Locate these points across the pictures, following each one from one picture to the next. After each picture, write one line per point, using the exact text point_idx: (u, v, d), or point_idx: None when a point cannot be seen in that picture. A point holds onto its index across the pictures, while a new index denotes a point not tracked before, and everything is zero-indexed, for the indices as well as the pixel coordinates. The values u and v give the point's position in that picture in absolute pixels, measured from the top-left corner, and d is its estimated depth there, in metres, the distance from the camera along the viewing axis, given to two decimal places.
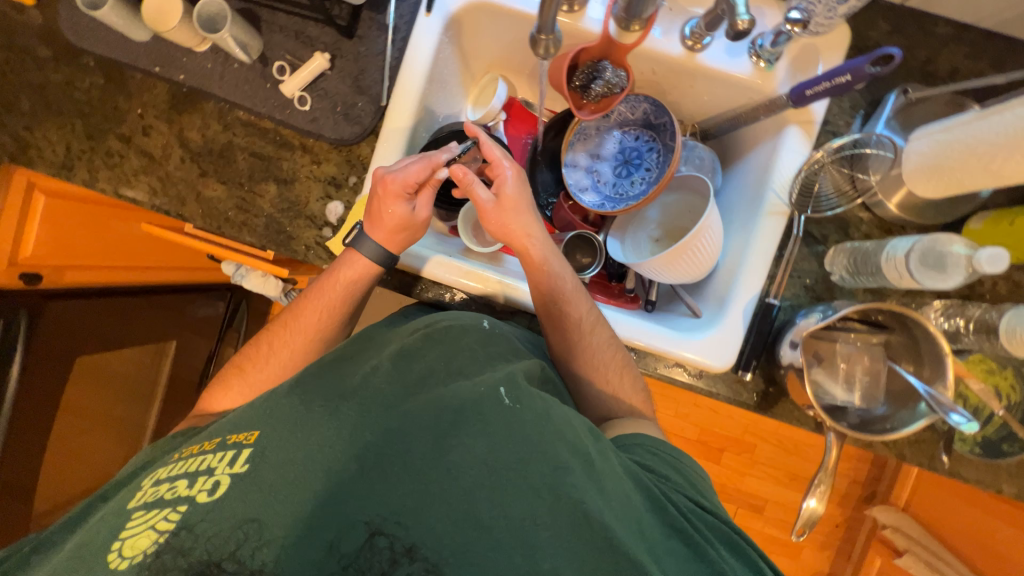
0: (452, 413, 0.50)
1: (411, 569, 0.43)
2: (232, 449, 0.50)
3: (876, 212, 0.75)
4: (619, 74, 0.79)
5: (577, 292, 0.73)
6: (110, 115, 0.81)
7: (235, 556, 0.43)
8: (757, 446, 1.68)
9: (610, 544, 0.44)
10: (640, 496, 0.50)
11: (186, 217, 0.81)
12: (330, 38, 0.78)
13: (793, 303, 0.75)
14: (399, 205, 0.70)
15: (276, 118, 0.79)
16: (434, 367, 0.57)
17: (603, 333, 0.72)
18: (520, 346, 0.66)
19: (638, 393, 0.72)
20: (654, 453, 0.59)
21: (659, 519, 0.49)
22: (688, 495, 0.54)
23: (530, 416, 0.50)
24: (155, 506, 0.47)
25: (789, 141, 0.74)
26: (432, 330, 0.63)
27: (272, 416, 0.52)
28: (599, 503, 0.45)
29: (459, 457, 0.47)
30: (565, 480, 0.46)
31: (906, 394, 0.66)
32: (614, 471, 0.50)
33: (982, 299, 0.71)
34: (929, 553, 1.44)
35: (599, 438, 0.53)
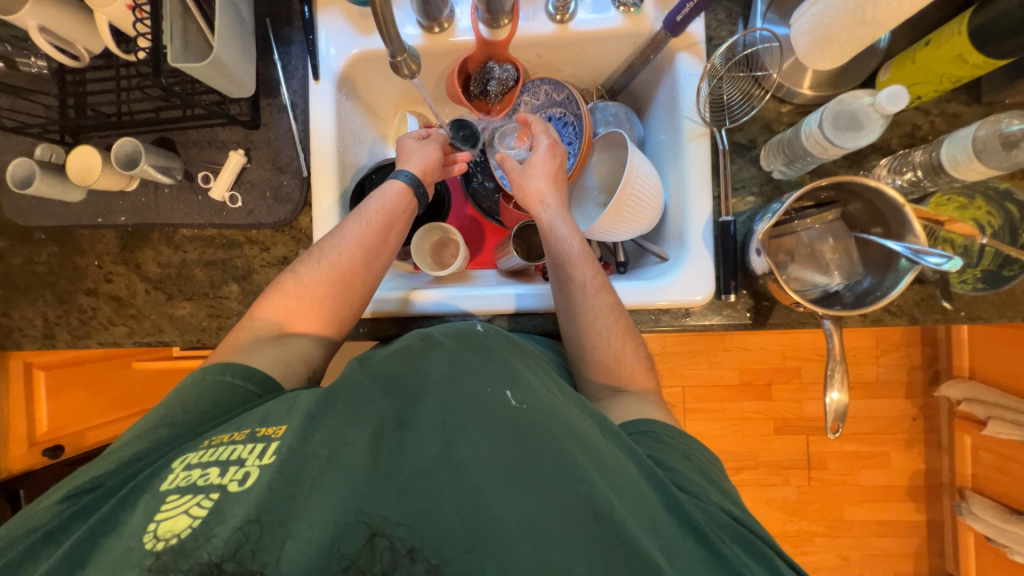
0: (459, 414, 0.51)
1: (414, 569, 0.42)
2: (262, 441, 0.50)
3: (794, 102, 0.75)
4: (507, 69, 0.83)
5: (585, 257, 0.73)
6: (73, 275, 0.86)
7: (238, 559, 0.42)
8: (801, 367, 1.63)
9: (621, 537, 0.44)
10: (650, 493, 0.50)
11: (167, 341, 0.84)
12: (240, 135, 0.83)
13: (749, 214, 0.75)
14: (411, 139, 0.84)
15: (216, 223, 0.83)
16: (428, 371, 0.57)
17: (608, 297, 0.71)
18: (517, 339, 0.66)
19: (641, 358, 0.70)
20: (657, 440, 0.58)
21: (670, 511, 0.49)
22: (703, 494, 0.52)
23: (538, 419, 0.50)
24: (189, 490, 0.47)
25: (682, 67, 0.76)
26: (433, 338, 0.63)
27: None
28: (613, 502, 0.45)
29: (470, 455, 0.47)
30: (579, 479, 0.46)
31: (884, 257, 0.64)
32: (628, 471, 0.50)
33: (926, 141, 0.71)
34: (1011, 411, 1.34)
35: (614, 435, 0.54)
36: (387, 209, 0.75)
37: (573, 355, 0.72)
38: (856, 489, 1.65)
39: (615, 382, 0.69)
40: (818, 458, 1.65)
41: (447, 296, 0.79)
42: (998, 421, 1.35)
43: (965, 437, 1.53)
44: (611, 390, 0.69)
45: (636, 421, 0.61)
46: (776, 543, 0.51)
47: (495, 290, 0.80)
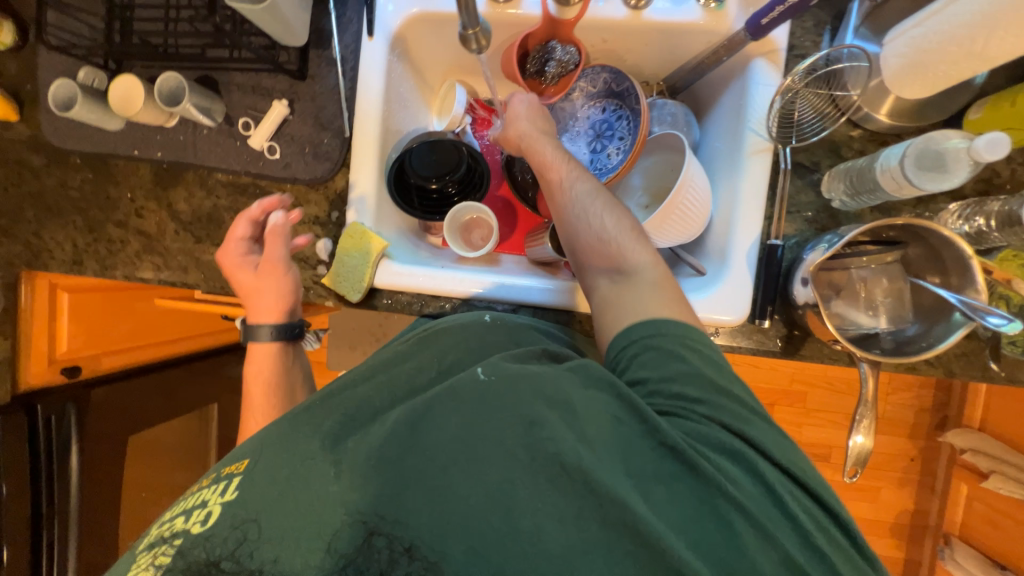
0: (427, 403, 0.51)
1: (411, 567, 0.44)
2: (223, 479, 0.53)
3: (867, 128, 0.71)
4: (569, 51, 0.78)
5: (557, 151, 0.70)
6: (105, 205, 0.86)
7: (233, 556, 0.47)
8: (807, 393, 1.61)
9: (590, 488, 0.43)
10: (623, 424, 0.48)
11: (191, 284, 0.85)
12: (285, 84, 0.81)
13: (799, 239, 0.72)
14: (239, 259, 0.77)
15: (252, 172, 0.81)
16: (429, 366, 0.60)
17: (588, 181, 0.67)
18: (524, 330, 0.65)
19: (631, 232, 0.63)
20: (647, 349, 0.55)
21: (647, 438, 0.47)
22: (690, 408, 0.50)
23: (502, 390, 0.49)
24: (156, 541, 0.50)
25: (756, 74, 0.72)
26: (427, 333, 0.64)
27: (266, 447, 0.53)
28: (579, 451, 0.45)
29: (436, 436, 0.48)
30: (541, 436, 0.45)
31: (937, 307, 0.62)
32: (597, 412, 0.48)
33: (1003, 190, 0.67)
34: (1015, 469, 1.31)
35: (584, 372, 0.51)
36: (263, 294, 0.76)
37: (569, 253, 0.67)
38: None
39: (611, 265, 0.63)
40: None
41: (473, 282, 0.78)
42: (1000, 476, 1.33)
43: (961, 486, 1.52)
44: (610, 278, 0.62)
45: (624, 330, 0.57)
46: (775, 451, 0.48)
47: (520, 278, 0.79)
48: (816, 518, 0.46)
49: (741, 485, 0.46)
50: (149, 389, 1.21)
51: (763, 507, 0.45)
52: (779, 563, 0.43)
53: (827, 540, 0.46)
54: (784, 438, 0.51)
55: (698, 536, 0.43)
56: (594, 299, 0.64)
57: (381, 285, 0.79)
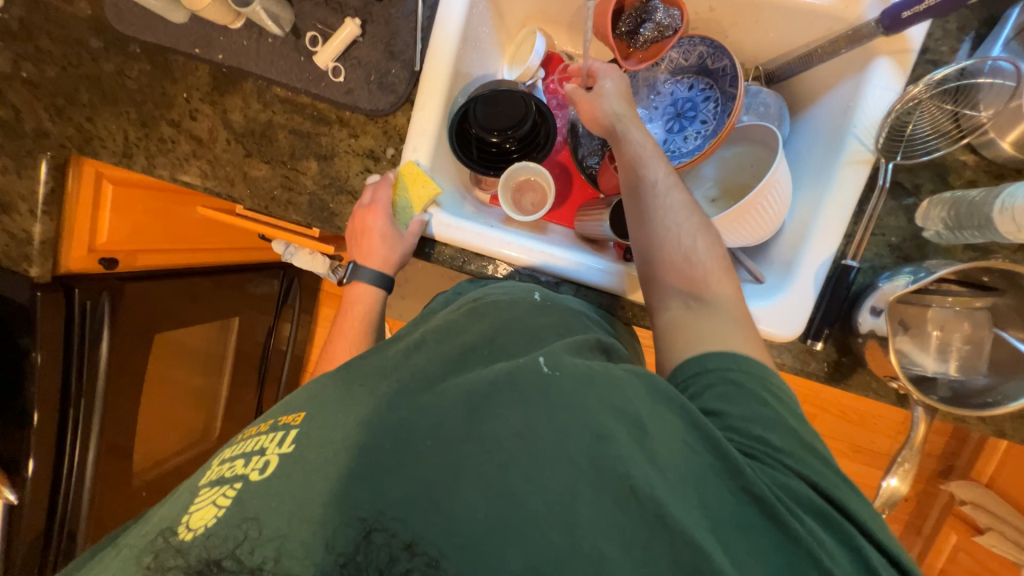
0: (487, 387, 0.49)
1: (411, 565, 0.41)
2: (282, 430, 0.53)
3: (984, 155, 0.64)
4: (671, 15, 0.71)
5: (655, 156, 0.67)
6: (160, 101, 0.84)
7: (233, 556, 0.44)
8: (817, 417, 1.58)
9: (660, 520, 0.42)
10: (700, 459, 0.46)
11: (236, 198, 0.83)
12: (360, 2, 0.75)
13: (874, 264, 0.67)
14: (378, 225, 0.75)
15: (312, 92, 0.78)
16: (479, 339, 0.59)
17: (681, 195, 0.65)
18: (572, 316, 0.64)
19: (718, 259, 0.62)
20: (728, 384, 0.53)
21: (725, 482, 0.45)
22: (778, 457, 0.48)
23: (571, 392, 0.47)
24: (216, 483, 0.50)
25: (877, 75, 0.64)
26: (479, 305, 0.65)
27: (317, 400, 0.56)
28: (650, 477, 0.43)
29: (495, 428, 0.46)
30: (609, 452, 0.44)
31: (1014, 363, 0.57)
32: (669, 435, 0.47)
33: None
34: (1015, 531, 1.29)
35: (658, 394, 0.50)
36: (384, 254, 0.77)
37: (643, 266, 0.65)
38: None
39: (690, 289, 0.61)
40: None
41: (523, 252, 0.75)
42: (997, 534, 1.31)
43: (951, 535, 1.50)
44: (686, 303, 0.61)
45: (697, 357, 0.56)
46: (864, 516, 0.47)
47: (566, 251, 0.76)
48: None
49: (834, 551, 0.44)
50: (179, 292, 1.24)
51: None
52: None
53: None
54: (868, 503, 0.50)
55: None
56: (663, 320, 0.62)
57: (431, 236, 0.77)
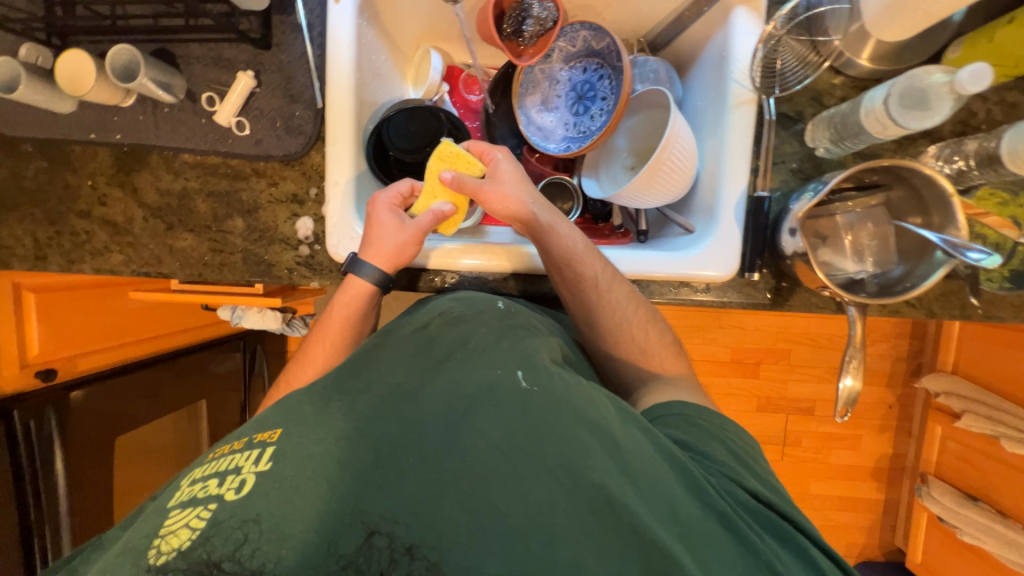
0: (466, 399, 0.50)
1: (413, 567, 0.41)
2: (257, 447, 0.48)
3: (849, 73, 0.71)
4: (547, 7, 0.76)
5: (589, 251, 0.69)
6: (64, 195, 0.81)
7: (234, 557, 0.41)
8: (791, 350, 1.66)
9: (637, 530, 0.43)
10: (673, 473, 0.49)
11: (166, 273, 0.81)
12: (249, 55, 0.76)
13: (784, 191, 0.72)
14: (390, 215, 0.71)
15: (220, 151, 0.77)
16: (450, 348, 0.59)
17: (621, 285, 0.70)
18: (537, 321, 0.68)
19: (664, 342, 0.72)
20: (690, 424, 0.59)
21: (693, 497, 0.48)
22: (734, 475, 0.53)
23: (548, 404, 0.49)
24: (189, 504, 0.45)
25: (738, 23, 0.70)
26: (446, 318, 0.66)
27: (295, 417, 0.51)
28: (625, 489, 0.45)
29: (477, 441, 0.46)
30: (587, 464, 0.45)
31: (919, 247, 0.63)
32: (646, 453, 0.49)
33: (979, 130, 0.68)
34: (986, 407, 1.38)
35: (630, 418, 0.52)
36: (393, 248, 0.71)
37: (602, 349, 0.73)
38: (824, 467, 1.74)
39: (642, 372, 0.71)
40: (794, 435, 1.72)
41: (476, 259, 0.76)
42: (973, 415, 1.39)
43: (936, 427, 1.58)
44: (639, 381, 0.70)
45: (655, 408, 0.63)
46: (806, 524, 0.52)
47: (517, 245, 0.77)
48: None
49: (788, 563, 0.47)
50: (131, 387, 1.17)
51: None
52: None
53: None
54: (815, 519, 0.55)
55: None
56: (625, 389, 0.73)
57: None
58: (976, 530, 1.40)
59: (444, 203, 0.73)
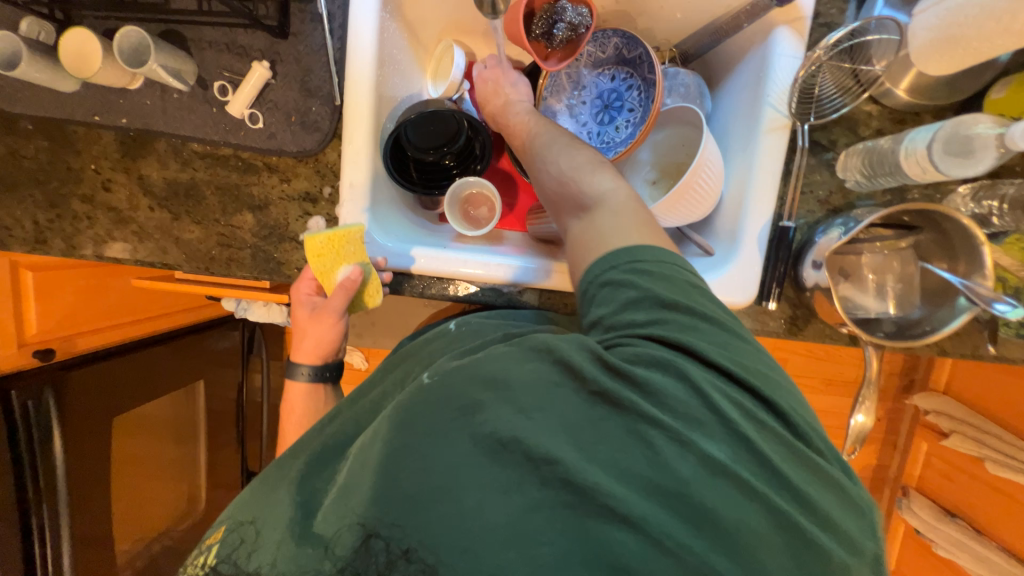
0: (377, 423, 0.49)
1: (410, 569, 0.42)
2: (203, 553, 0.51)
3: (884, 103, 0.69)
4: (581, 13, 0.73)
5: (522, 117, 0.75)
6: (66, 177, 0.78)
7: (229, 560, 0.49)
8: (789, 360, 1.67)
9: (526, 456, 0.43)
10: (556, 370, 0.46)
11: (171, 264, 0.79)
12: (265, 43, 0.72)
13: (809, 221, 0.71)
14: (303, 310, 0.76)
15: (232, 143, 0.74)
16: (385, 387, 0.64)
17: (552, 134, 0.71)
18: (488, 326, 0.69)
19: (593, 168, 0.64)
20: (613, 289, 0.52)
21: (579, 391, 0.45)
22: (635, 331, 0.49)
23: (443, 387, 0.47)
24: None
25: (779, 44, 0.68)
26: (393, 359, 0.73)
27: (238, 506, 0.55)
28: (507, 416, 0.44)
29: (386, 448, 0.46)
30: (476, 417, 0.45)
31: (942, 291, 0.62)
32: (517, 365, 0.47)
33: (1013, 172, 0.66)
34: (976, 429, 1.41)
35: (517, 344, 0.50)
36: (314, 339, 0.77)
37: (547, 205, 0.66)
38: None
39: (578, 204, 0.62)
40: None
41: (469, 263, 0.74)
42: (961, 436, 1.42)
43: (922, 444, 1.62)
44: (578, 218, 0.61)
45: (587, 271, 0.56)
46: (719, 355, 0.47)
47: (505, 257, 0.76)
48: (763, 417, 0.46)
49: (687, 409, 0.44)
50: (133, 368, 1.17)
51: (703, 420, 0.44)
52: (703, 470, 0.42)
53: (800, 453, 0.45)
54: (738, 341, 0.50)
55: (625, 462, 0.43)
56: (568, 241, 0.62)
57: (406, 270, 0.75)
58: (951, 546, 1.44)
59: (350, 270, 0.71)
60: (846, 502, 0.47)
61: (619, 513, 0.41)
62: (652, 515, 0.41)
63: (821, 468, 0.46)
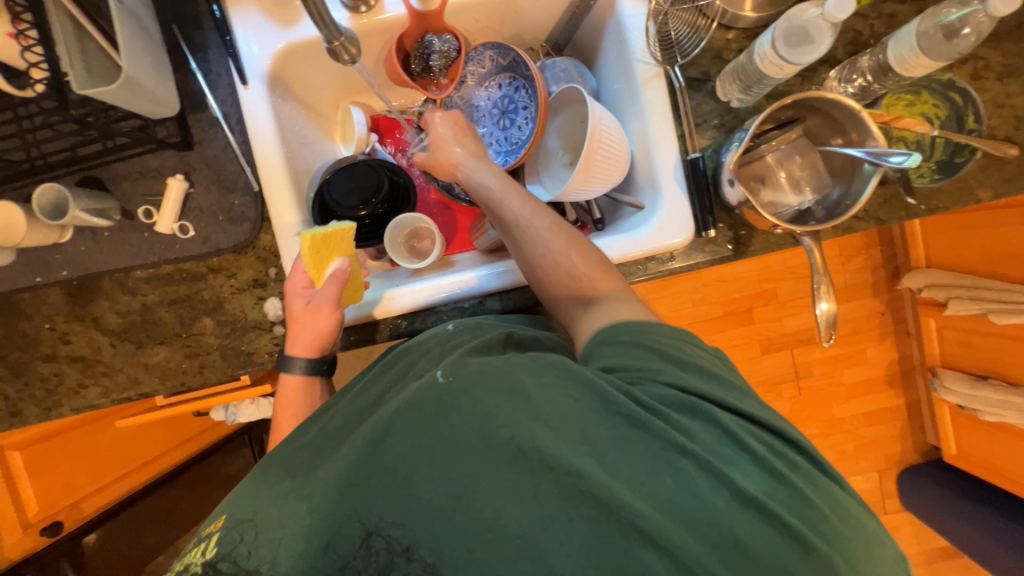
0: (393, 416, 0.50)
1: (411, 567, 0.45)
2: (203, 541, 0.53)
3: (738, 26, 0.75)
4: (446, 39, 0.78)
5: (506, 190, 0.69)
6: (24, 344, 0.79)
7: (228, 556, 0.50)
8: (776, 288, 1.69)
9: (546, 463, 0.45)
10: (589, 401, 0.48)
11: (148, 391, 0.80)
12: (175, 159, 0.77)
13: (714, 147, 0.75)
14: (298, 302, 0.71)
15: (171, 258, 0.77)
16: (390, 382, 0.63)
17: (545, 219, 0.67)
18: (477, 323, 0.67)
19: (594, 264, 0.65)
20: (627, 345, 0.55)
21: (608, 415, 0.48)
22: (656, 376, 0.52)
23: (461, 390, 0.49)
24: None
25: (625, 7, 0.74)
26: (392, 354, 0.69)
27: (235, 498, 0.56)
28: (533, 431, 0.46)
29: (399, 451, 0.48)
30: (496, 425, 0.46)
31: (848, 165, 0.67)
32: (548, 390, 0.49)
33: (869, 45, 0.72)
34: (968, 289, 1.43)
35: (545, 364, 0.51)
36: (309, 334, 0.71)
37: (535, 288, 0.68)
38: (840, 388, 1.77)
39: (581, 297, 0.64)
40: (804, 367, 1.75)
41: (433, 287, 0.77)
42: (958, 300, 1.44)
43: (930, 321, 1.63)
44: (581, 309, 0.64)
45: (604, 330, 0.58)
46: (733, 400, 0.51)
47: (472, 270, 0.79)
48: (776, 449, 0.49)
49: (712, 447, 0.48)
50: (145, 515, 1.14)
51: (721, 450, 0.48)
52: (735, 503, 0.45)
53: (809, 483, 0.48)
54: (748, 396, 0.54)
55: (656, 489, 0.45)
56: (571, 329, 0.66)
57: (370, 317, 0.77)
58: (995, 407, 1.42)
59: (342, 261, 0.71)
60: (864, 543, 0.47)
61: (648, 536, 0.43)
62: (675, 534, 0.43)
63: (835, 495, 0.49)
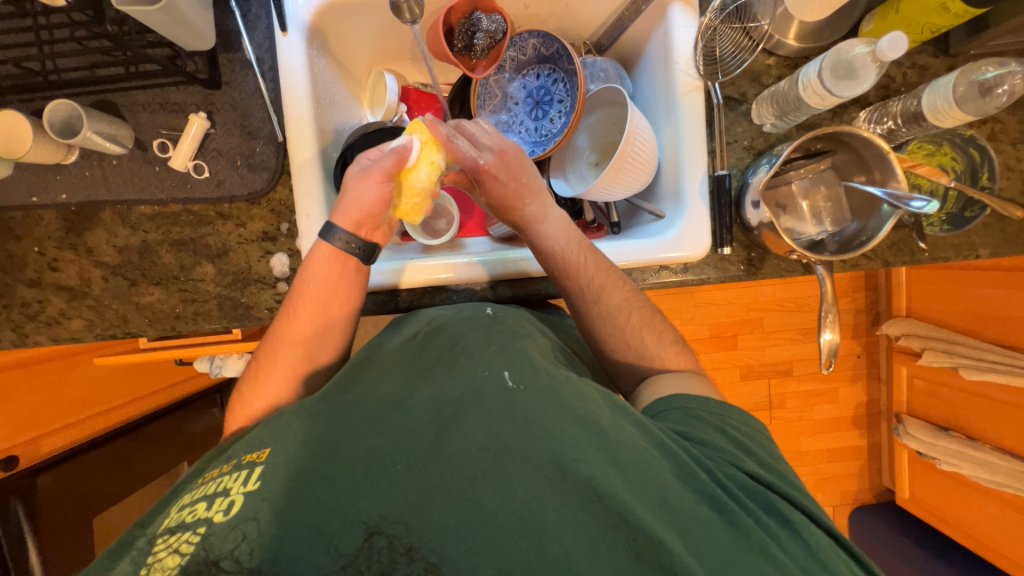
0: (454, 403, 0.51)
1: (412, 569, 0.41)
2: (246, 468, 0.50)
3: (780, 54, 0.77)
4: (495, 20, 0.77)
5: (578, 262, 0.69)
6: (9, 264, 0.75)
7: (232, 555, 0.43)
8: (764, 318, 1.73)
9: (624, 519, 0.44)
10: (667, 463, 0.50)
11: (135, 332, 0.77)
12: (199, 96, 0.74)
13: (740, 168, 0.77)
14: (376, 186, 0.65)
15: (180, 197, 0.74)
16: (441, 353, 0.60)
17: (616, 296, 0.69)
18: (524, 322, 0.66)
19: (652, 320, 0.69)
20: (689, 416, 0.59)
21: (691, 488, 0.49)
22: (736, 464, 0.54)
23: (535, 402, 0.50)
24: (177, 530, 0.46)
25: (676, 17, 0.75)
26: (437, 330, 0.65)
27: (282, 433, 0.53)
28: (613, 479, 0.46)
29: (462, 444, 0.47)
30: (574, 458, 0.46)
31: (868, 204, 0.69)
32: (632, 444, 0.50)
33: (899, 92, 0.75)
34: (945, 342, 1.48)
35: (622, 411, 0.53)
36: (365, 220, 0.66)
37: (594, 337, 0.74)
38: (809, 422, 1.82)
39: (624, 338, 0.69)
40: (779, 398, 1.80)
41: (447, 266, 0.75)
42: (933, 351, 1.49)
43: (902, 368, 1.69)
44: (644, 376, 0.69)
45: (669, 395, 0.63)
46: (808, 507, 0.52)
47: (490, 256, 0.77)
48: (849, 568, 0.48)
49: (783, 540, 0.48)
50: (103, 463, 1.09)
51: (801, 562, 0.47)
52: None
53: None
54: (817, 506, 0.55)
55: None
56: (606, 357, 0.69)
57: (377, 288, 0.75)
58: (952, 458, 1.48)
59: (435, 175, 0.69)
60: None
61: None
62: None
63: None
